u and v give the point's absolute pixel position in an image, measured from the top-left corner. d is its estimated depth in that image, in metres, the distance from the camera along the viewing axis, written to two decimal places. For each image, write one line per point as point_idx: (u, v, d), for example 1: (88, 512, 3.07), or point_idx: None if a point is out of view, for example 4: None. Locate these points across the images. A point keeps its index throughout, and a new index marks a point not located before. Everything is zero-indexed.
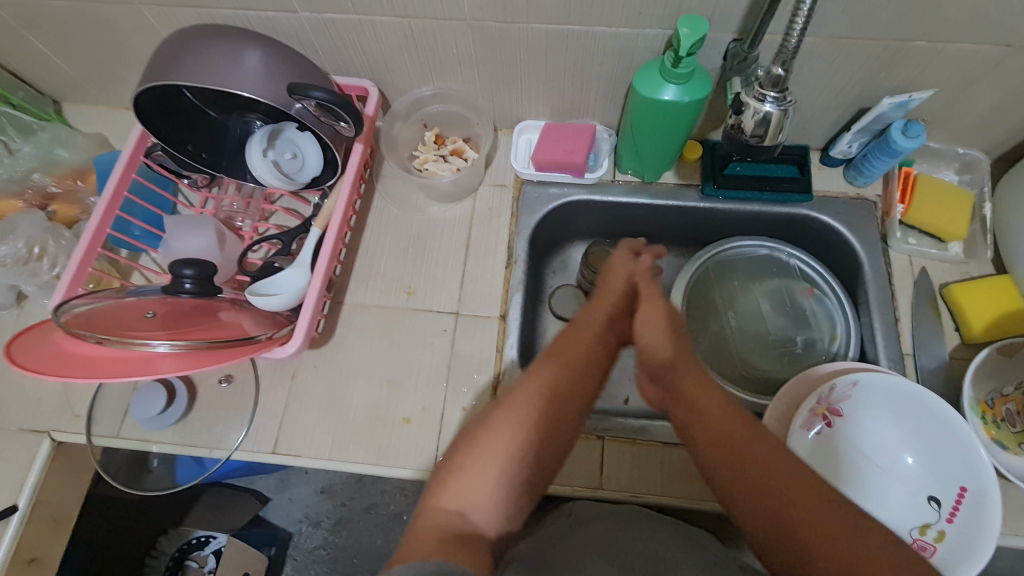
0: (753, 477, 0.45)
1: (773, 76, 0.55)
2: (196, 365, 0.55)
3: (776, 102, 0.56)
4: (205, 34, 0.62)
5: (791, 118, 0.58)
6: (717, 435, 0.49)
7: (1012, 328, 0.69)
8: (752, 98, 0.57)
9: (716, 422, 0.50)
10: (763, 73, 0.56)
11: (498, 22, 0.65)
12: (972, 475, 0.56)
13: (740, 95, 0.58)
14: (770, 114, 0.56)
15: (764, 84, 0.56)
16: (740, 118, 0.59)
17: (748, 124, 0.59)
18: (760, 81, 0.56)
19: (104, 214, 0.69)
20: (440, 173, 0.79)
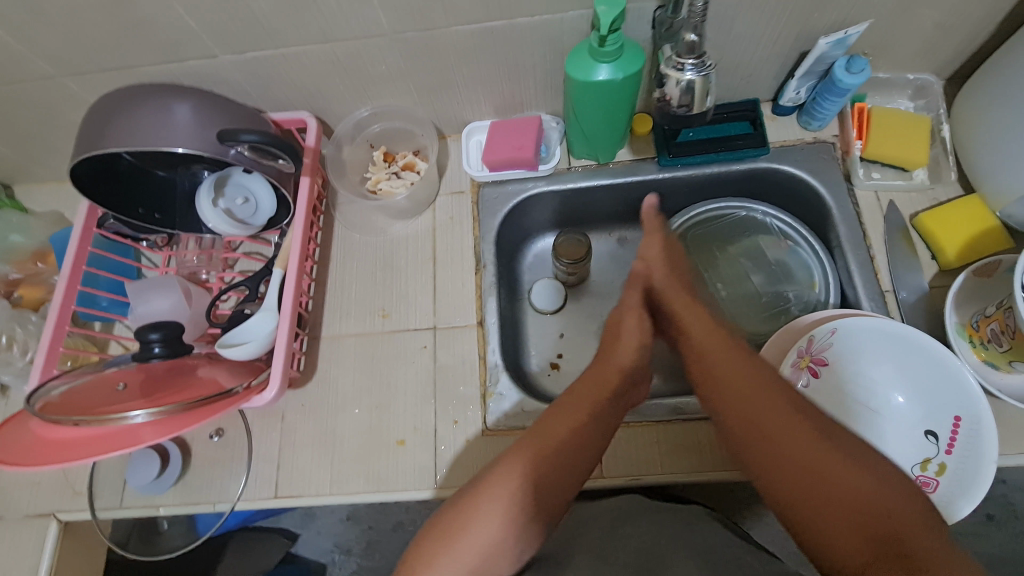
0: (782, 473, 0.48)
1: (688, 44, 0.55)
2: (175, 429, 0.55)
3: (695, 69, 0.57)
4: (130, 96, 0.61)
5: (715, 80, 0.58)
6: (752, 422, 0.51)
7: (987, 248, 0.68)
8: (672, 69, 0.58)
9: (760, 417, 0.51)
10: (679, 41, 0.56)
11: (419, 31, 0.64)
12: (965, 402, 0.56)
13: (660, 67, 0.58)
14: (692, 81, 0.57)
15: (681, 52, 0.57)
16: (665, 89, 0.60)
17: (675, 95, 0.60)
18: (677, 51, 0.56)
19: (66, 291, 0.69)
20: (394, 191, 0.79)
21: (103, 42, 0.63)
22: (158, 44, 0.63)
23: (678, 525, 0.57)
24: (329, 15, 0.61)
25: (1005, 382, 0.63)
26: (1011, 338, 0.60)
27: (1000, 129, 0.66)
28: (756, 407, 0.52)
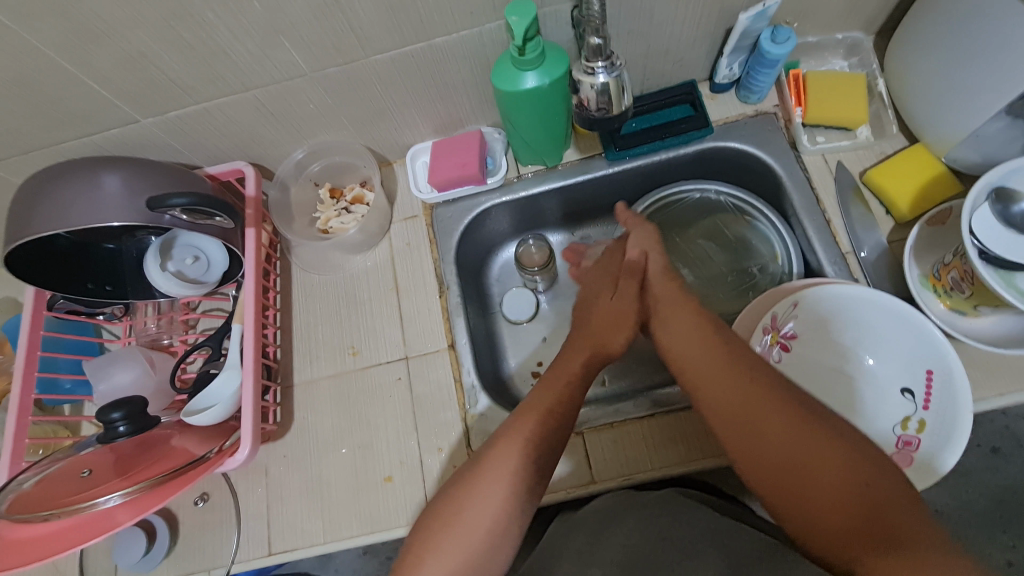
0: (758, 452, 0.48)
1: (594, 47, 0.54)
2: (149, 506, 0.54)
3: (607, 71, 0.56)
4: (56, 174, 0.60)
5: (628, 78, 0.57)
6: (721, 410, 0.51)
7: (939, 195, 0.69)
8: (583, 74, 0.56)
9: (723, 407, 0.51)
10: (585, 46, 0.55)
11: (338, 65, 0.63)
12: (935, 355, 0.56)
13: (572, 73, 0.57)
14: (607, 83, 0.56)
15: (590, 56, 0.56)
16: (581, 95, 0.58)
17: (591, 100, 0.58)
18: (585, 55, 0.55)
19: (25, 380, 0.68)
20: (345, 227, 0.78)
21: (21, 125, 0.62)
22: (76, 118, 0.63)
23: (663, 516, 0.57)
24: (242, 64, 0.60)
25: (974, 326, 0.63)
26: (971, 285, 0.59)
27: (931, 77, 0.66)
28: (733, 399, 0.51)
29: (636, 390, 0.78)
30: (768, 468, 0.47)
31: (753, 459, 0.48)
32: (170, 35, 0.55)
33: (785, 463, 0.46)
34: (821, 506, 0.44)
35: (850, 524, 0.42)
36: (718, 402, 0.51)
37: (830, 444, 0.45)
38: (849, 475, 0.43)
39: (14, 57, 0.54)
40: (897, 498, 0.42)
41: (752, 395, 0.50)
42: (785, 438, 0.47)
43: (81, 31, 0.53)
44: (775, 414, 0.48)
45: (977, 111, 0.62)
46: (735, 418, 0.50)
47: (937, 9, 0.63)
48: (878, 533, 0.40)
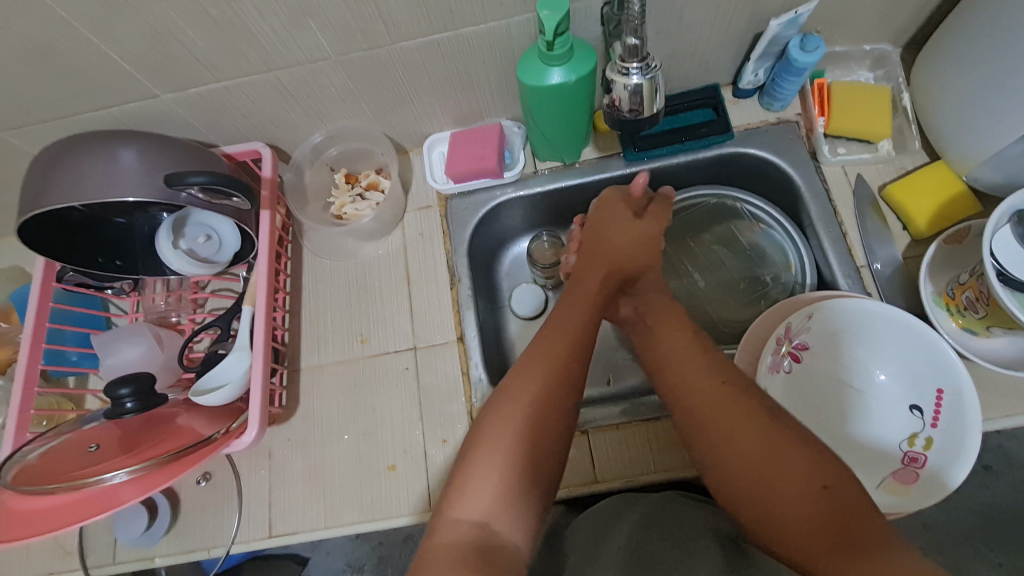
0: (730, 460, 0.51)
1: (630, 47, 0.52)
2: (156, 484, 0.54)
3: (641, 72, 0.54)
4: (73, 145, 0.59)
5: (662, 78, 0.55)
6: (702, 417, 0.54)
7: (956, 214, 0.69)
8: (617, 74, 0.54)
9: (708, 414, 0.54)
10: (620, 46, 0.53)
11: (363, 51, 0.62)
12: (946, 375, 0.56)
13: (605, 72, 0.55)
14: (641, 85, 0.54)
15: (624, 56, 0.54)
16: (614, 95, 0.56)
17: (623, 100, 0.57)
18: (619, 55, 0.53)
19: (32, 351, 0.67)
20: (360, 213, 0.78)
21: (40, 94, 0.61)
22: (95, 90, 0.62)
23: (663, 514, 0.58)
24: (267, 44, 0.59)
25: (986, 347, 0.62)
26: (986, 305, 0.59)
27: (959, 95, 0.65)
28: (712, 407, 0.54)
29: (643, 392, 0.79)
30: (739, 474, 0.51)
31: (728, 474, 0.51)
32: (196, 10, 0.54)
33: (753, 466, 0.50)
34: (786, 513, 0.47)
35: (810, 529, 0.46)
36: (694, 412, 0.55)
37: (796, 453, 0.49)
38: (810, 483, 0.47)
39: (38, 24, 0.53)
40: (853, 503, 0.46)
41: (729, 406, 0.53)
42: (754, 447, 0.50)
43: (107, 1, 0.52)
44: (747, 422, 0.52)
45: (1003, 132, 0.62)
46: (714, 433, 0.53)
47: (970, 26, 0.62)
48: (840, 537, 0.44)
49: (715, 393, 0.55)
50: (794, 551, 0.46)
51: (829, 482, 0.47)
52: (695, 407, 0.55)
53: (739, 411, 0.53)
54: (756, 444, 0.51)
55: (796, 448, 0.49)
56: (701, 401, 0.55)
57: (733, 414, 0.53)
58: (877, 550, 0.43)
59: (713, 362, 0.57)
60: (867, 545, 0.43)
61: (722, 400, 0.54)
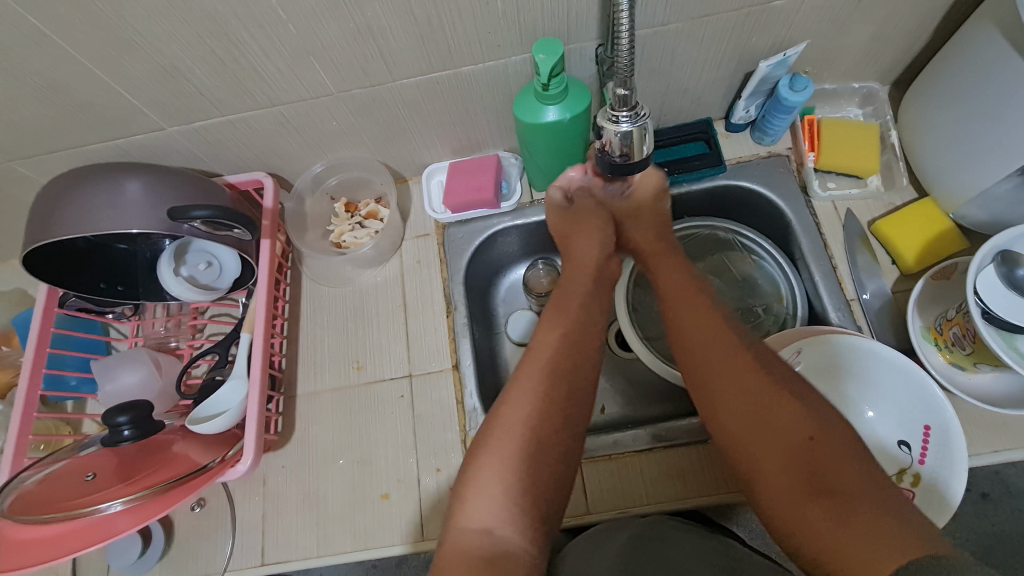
0: (722, 408, 0.52)
1: (620, 96, 0.53)
2: (151, 515, 0.54)
3: (631, 120, 0.54)
4: (80, 177, 0.61)
5: (652, 126, 0.56)
6: (699, 363, 0.55)
7: (943, 250, 0.70)
8: (607, 120, 0.55)
9: (705, 362, 0.54)
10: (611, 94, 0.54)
11: (364, 87, 0.64)
12: (933, 412, 0.58)
13: (595, 118, 0.56)
14: (630, 132, 0.54)
15: (615, 104, 0.54)
16: (603, 140, 0.56)
17: (613, 144, 0.56)
18: (610, 103, 0.54)
19: (32, 376, 0.68)
20: (359, 241, 0.79)
21: (49, 126, 0.63)
22: (103, 123, 0.64)
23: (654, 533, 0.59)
24: (271, 81, 0.61)
25: (973, 382, 0.63)
26: (972, 342, 0.59)
27: (945, 135, 0.67)
28: (711, 354, 0.54)
29: (636, 420, 0.79)
30: (730, 423, 0.51)
31: (720, 418, 0.52)
32: (203, 50, 0.56)
33: (746, 414, 0.50)
34: (771, 467, 0.48)
35: (793, 480, 0.46)
36: (692, 360, 0.55)
37: (788, 402, 0.49)
38: (796, 435, 0.48)
39: (51, 63, 0.55)
40: (838, 454, 0.46)
41: (728, 354, 0.54)
42: (745, 401, 0.51)
43: (117, 42, 0.54)
44: (746, 370, 0.52)
45: (986, 174, 0.63)
46: (709, 380, 0.53)
47: (955, 69, 0.64)
48: (823, 490, 0.44)
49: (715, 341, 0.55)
50: (774, 503, 0.47)
51: (815, 432, 0.47)
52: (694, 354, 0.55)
53: (739, 358, 0.53)
54: (751, 392, 0.51)
55: (787, 398, 0.50)
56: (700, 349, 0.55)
57: (732, 362, 0.53)
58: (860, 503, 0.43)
59: (715, 319, 0.57)
60: (850, 498, 0.43)
61: (723, 349, 0.54)
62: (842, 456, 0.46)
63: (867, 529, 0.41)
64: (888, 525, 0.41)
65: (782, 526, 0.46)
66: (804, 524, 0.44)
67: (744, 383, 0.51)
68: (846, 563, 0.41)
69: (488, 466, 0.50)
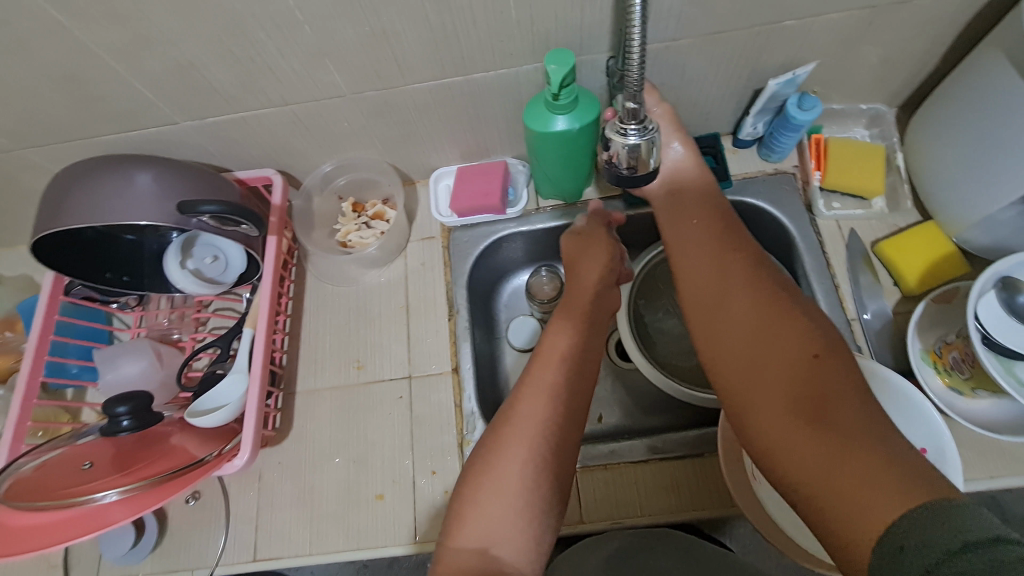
0: (725, 328, 0.51)
1: (629, 109, 0.53)
2: (147, 506, 0.55)
3: (639, 134, 0.54)
4: (92, 167, 0.62)
5: (660, 139, 0.56)
6: (709, 289, 0.54)
7: (945, 274, 0.70)
8: (614, 133, 0.55)
9: (714, 287, 0.54)
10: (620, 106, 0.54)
11: (377, 90, 0.65)
12: (929, 435, 0.57)
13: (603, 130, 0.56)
14: (638, 145, 0.54)
15: (623, 117, 0.54)
16: (610, 152, 0.56)
17: (620, 156, 0.56)
18: (619, 115, 0.54)
19: (35, 362, 0.69)
20: (364, 241, 0.79)
21: (63, 116, 0.64)
22: (117, 115, 0.64)
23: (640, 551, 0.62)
24: (285, 80, 0.62)
25: (971, 408, 0.63)
26: (971, 366, 0.60)
27: (950, 159, 0.67)
28: (723, 283, 0.54)
29: (633, 431, 0.79)
30: (730, 341, 0.50)
31: (723, 336, 0.51)
32: (219, 48, 0.57)
33: (750, 334, 0.49)
34: (768, 384, 0.46)
35: (785, 397, 0.45)
36: (702, 287, 0.55)
37: (795, 323, 0.48)
38: (801, 352, 0.46)
39: (69, 55, 0.56)
40: (839, 378, 0.44)
41: (740, 282, 0.53)
42: (751, 319, 0.50)
43: (135, 36, 0.54)
44: (757, 296, 0.51)
45: (990, 200, 0.64)
46: (716, 305, 0.53)
47: (963, 94, 0.65)
48: (815, 411, 0.43)
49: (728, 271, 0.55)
50: (761, 419, 0.46)
51: (819, 352, 0.46)
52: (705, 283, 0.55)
53: (751, 286, 0.52)
54: (760, 314, 0.50)
55: (795, 320, 0.49)
56: (711, 277, 0.55)
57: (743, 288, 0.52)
58: (850, 427, 0.41)
59: (730, 252, 0.57)
60: (841, 421, 0.42)
61: (736, 278, 0.53)
62: (842, 380, 0.44)
63: (856, 454, 0.40)
64: (875, 453, 0.40)
65: (766, 446, 0.45)
66: (790, 443, 0.43)
67: (753, 305, 0.51)
68: (830, 492, 0.40)
69: (501, 474, 0.51)
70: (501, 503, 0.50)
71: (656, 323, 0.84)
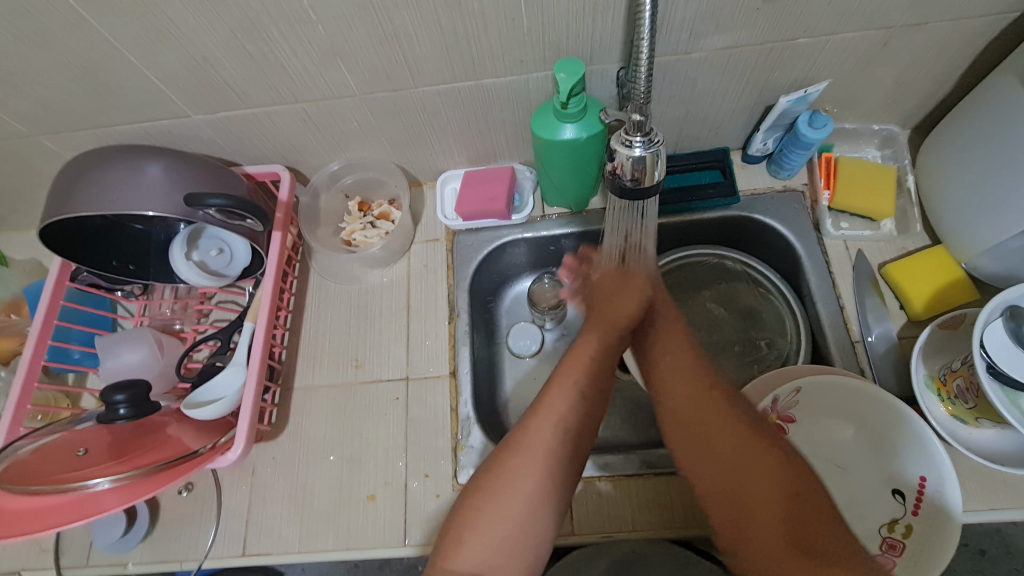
0: (702, 454, 0.51)
1: (635, 120, 0.53)
2: (139, 495, 0.55)
3: (644, 146, 0.54)
4: (104, 157, 0.62)
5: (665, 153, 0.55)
6: (680, 410, 0.54)
7: (953, 299, 0.69)
8: (620, 144, 0.55)
9: (683, 409, 0.54)
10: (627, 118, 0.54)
11: (387, 91, 0.65)
12: (929, 464, 0.56)
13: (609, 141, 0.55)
14: (643, 157, 0.54)
15: (630, 128, 0.54)
16: (615, 163, 0.56)
17: (624, 168, 0.56)
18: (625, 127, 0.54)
19: (37, 347, 0.69)
20: (369, 241, 0.80)
21: (78, 104, 0.65)
22: (131, 105, 0.65)
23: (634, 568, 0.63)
24: (297, 78, 0.62)
25: (974, 437, 0.62)
26: (975, 396, 0.58)
27: (962, 183, 0.67)
28: (691, 403, 0.54)
29: (629, 444, 0.79)
30: (710, 473, 0.50)
31: (701, 466, 0.51)
32: (233, 44, 0.57)
33: (727, 461, 0.50)
34: (756, 520, 0.47)
35: (774, 532, 0.46)
36: (675, 410, 0.55)
37: (768, 452, 0.49)
38: (784, 487, 0.47)
39: (86, 44, 0.57)
40: (823, 511, 0.46)
41: (710, 399, 0.53)
42: (727, 449, 0.50)
43: (152, 30, 0.55)
44: (726, 418, 0.52)
45: (1000, 227, 0.63)
46: (689, 429, 0.53)
47: (978, 118, 0.64)
48: (803, 546, 0.44)
49: (699, 390, 0.55)
50: (754, 558, 0.47)
51: (799, 485, 0.47)
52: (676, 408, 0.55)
53: (720, 408, 0.53)
54: (733, 441, 0.50)
55: (767, 446, 0.50)
56: (680, 398, 0.55)
57: (713, 411, 0.53)
58: (842, 562, 0.43)
59: (698, 367, 0.57)
60: (833, 554, 0.43)
61: (706, 398, 0.53)
62: (825, 511, 0.46)
63: None
64: None
65: None
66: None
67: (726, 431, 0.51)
68: None
69: (503, 484, 0.51)
70: (497, 510, 0.50)
71: None
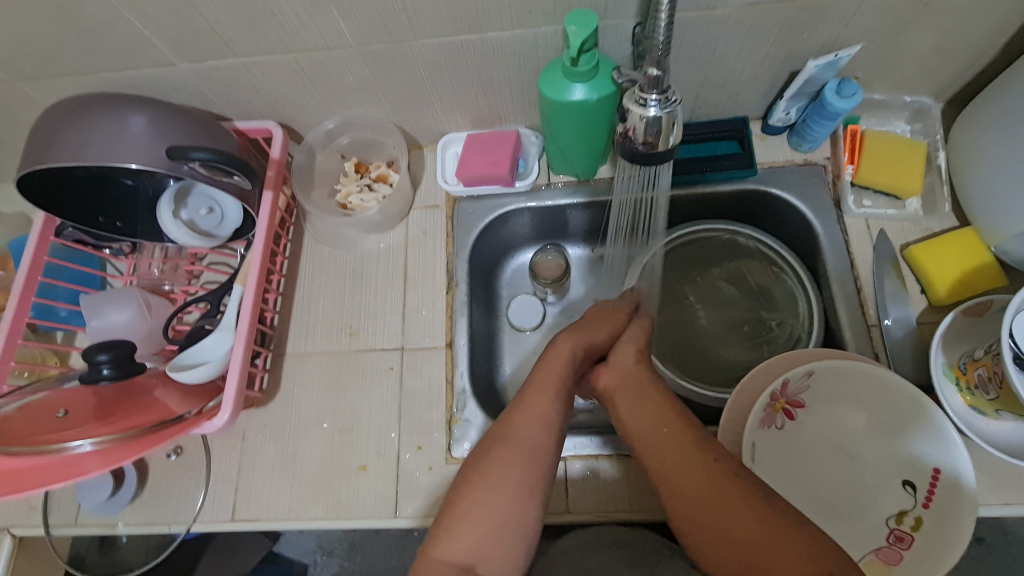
0: (712, 536, 0.45)
1: (651, 77, 0.49)
2: (122, 459, 0.53)
3: (660, 104, 0.50)
4: (83, 105, 0.59)
5: (681, 113, 0.51)
6: (679, 487, 0.48)
7: (978, 285, 0.65)
8: (634, 103, 0.50)
9: (680, 485, 0.49)
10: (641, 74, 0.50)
11: (384, 43, 0.61)
12: (945, 456, 0.54)
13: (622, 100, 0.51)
14: (658, 118, 0.50)
15: (645, 86, 0.50)
16: (627, 125, 0.52)
17: (638, 130, 0.52)
18: (640, 84, 0.50)
19: (20, 304, 0.67)
20: (366, 205, 0.76)
21: (56, 49, 0.61)
22: (113, 51, 0.61)
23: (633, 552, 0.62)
24: (288, 25, 0.58)
25: (991, 429, 0.59)
26: (998, 387, 0.56)
27: (998, 161, 0.62)
28: (692, 477, 0.48)
29: None
30: (723, 558, 0.44)
31: (711, 548, 0.45)
32: None
33: (743, 545, 0.44)
34: None
35: None
36: (676, 487, 0.49)
37: (786, 530, 0.43)
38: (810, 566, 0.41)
39: None
40: None
41: (712, 472, 0.48)
42: (740, 528, 0.44)
43: None
44: (731, 492, 0.46)
45: None
46: (691, 509, 0.47)
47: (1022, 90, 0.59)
48: None
49: (698, 462, 0.49)
50: None
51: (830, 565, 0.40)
52: (675, 484, 0.49)
53: (723, 479, 0.47)
54: (743, 519, 0.44)
55: (785, 525, 0.43)
56: (676, 472, 0.49)
57: (716, 483, 0.47)
58: None
59: (691, 433, 0.52)
60: None
61: (707, 470, 0.48)
62: None
63: None
64: None
65: None
66: None
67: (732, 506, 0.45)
68: None
69: (493, 474, 0.50)
70: (493, 489, 0.49)
71: (664, 314, 0.81)
